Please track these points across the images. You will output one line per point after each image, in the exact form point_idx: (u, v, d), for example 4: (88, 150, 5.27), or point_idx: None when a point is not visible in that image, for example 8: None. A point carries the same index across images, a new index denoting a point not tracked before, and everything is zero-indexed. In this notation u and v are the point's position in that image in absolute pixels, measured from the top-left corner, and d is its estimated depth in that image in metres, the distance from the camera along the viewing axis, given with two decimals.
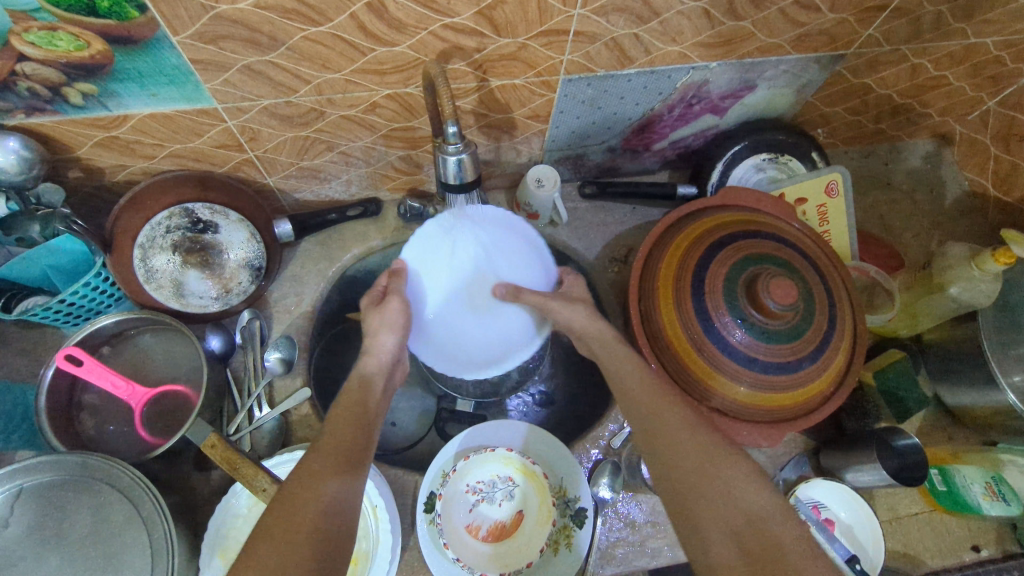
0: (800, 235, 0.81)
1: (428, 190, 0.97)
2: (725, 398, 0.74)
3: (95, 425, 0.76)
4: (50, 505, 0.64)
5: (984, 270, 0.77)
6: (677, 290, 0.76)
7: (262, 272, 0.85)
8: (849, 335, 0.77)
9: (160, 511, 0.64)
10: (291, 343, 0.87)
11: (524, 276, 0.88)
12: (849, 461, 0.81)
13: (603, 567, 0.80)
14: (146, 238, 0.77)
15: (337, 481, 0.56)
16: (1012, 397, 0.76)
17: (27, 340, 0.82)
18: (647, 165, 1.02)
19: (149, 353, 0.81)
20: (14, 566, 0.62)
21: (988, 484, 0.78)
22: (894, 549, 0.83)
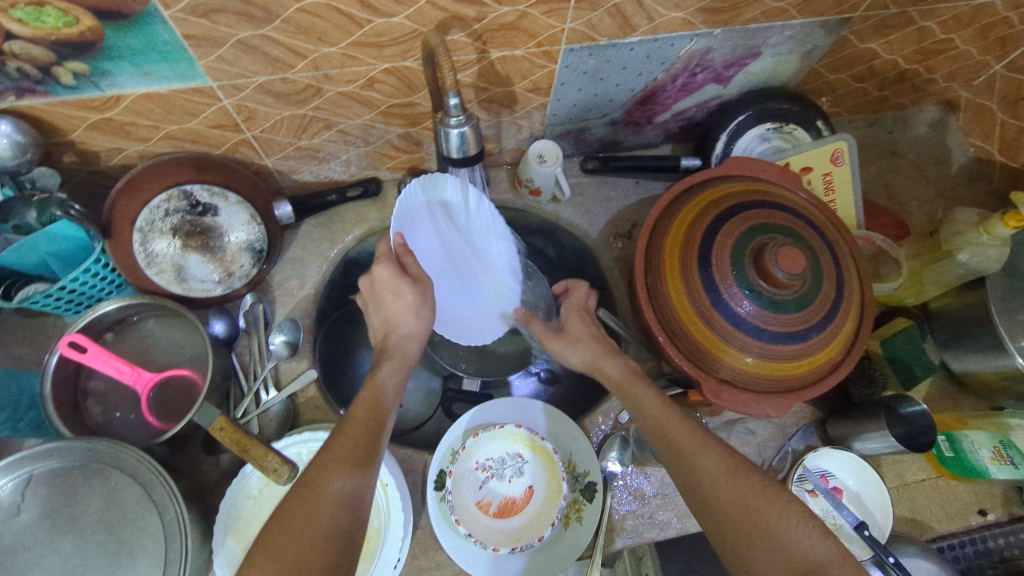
0: (807, 205, 0.80)
1: (428, 168, 0.96)
2: (733, 368, 0.74)
3: (102, 411, 0.76)
4: (60, 491, 0.64)
5: (993, 234, 0.77)
6: (684, 262, 0.75)
7: (263, 255, 0.84)
8: (857, 303, 0.77)
9: (172, 495, 0.64)
10: (296, 326, 0.87)
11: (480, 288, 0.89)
12: (856, 429, 0.81)
13: (613, 539, 0.81)
14: (145, 222, 0.76)
15: (344, 479, 0.57)
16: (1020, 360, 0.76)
17: (29, 328, 0.82)
18: (650, 139, 1.00)
19: (152, 339, 0.80)
20: (26, 552, 0.62)
21: (996, 449, 0.78)
22: (902, 515, 0.83)
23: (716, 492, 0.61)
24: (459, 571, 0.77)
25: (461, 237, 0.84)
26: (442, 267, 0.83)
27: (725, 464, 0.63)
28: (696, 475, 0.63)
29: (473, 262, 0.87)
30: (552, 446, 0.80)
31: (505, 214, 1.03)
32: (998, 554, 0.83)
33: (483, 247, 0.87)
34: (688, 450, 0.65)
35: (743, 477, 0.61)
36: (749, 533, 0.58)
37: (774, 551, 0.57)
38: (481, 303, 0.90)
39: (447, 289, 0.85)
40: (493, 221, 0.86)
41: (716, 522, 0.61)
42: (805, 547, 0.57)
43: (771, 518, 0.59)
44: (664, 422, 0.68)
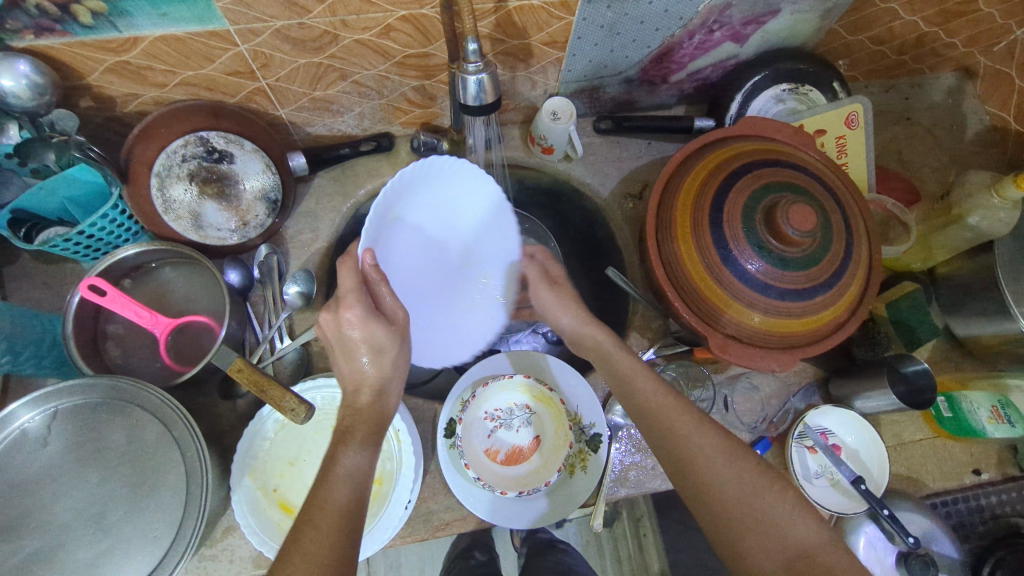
0: (819, 165, 0.81)
1: (441, 124, 0.96)
2: (740, 324, 0.75)
3: (121, 354, 0.78)
4: (85, 426, 0.66)
5: (1004, 197, 0.77)
6: (695, 220, 0.76)
7: (278, 206, 0.84)
8: (865, 263, 0.77)
9: (193, 432, 0.66)
10: (310, 277, 0.88)
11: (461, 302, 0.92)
12: (858, 388, 0.83)
13: (616, 488, 0.83)
14: (163, 166, 0.77)
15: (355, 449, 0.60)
16: None
17: (48, 273, 0.83)
18: (663, 99, 1.00)
19: (169, 285, 0.82)
20: (55, 481, 0.64)
21: (993, 408, 0.80)
22: (898, 472, 0.86)
23: (711, 475, 0.63)
24: (467, 515, 0.80)
25: (427, 225, 0.83)
26: (424, 267, 0.87)
27: (724, 444, 0.64)
28: (691, 455, 0.64)
29: (445, 250, 0.88)
30: (561, 397, 0.84)
31: (517, 173, 1.03)
32: (989, 510, 0.85)
33: (455, 230, 0.86)
34: (681, 430, 0.66)
35: (741, 463, 0.63)
36: (744, 516, 0.60)
37: (762, 533, 0.59)
38: (463, 305, 0.92)
39: (419, 288, 0.87)
40: (464, 205, 0.84)
41: (710, 503, 0.62)
42: (800, 532, 0.59)
43: (768, 503, 0.61)
44: (663, 406, 0.68)
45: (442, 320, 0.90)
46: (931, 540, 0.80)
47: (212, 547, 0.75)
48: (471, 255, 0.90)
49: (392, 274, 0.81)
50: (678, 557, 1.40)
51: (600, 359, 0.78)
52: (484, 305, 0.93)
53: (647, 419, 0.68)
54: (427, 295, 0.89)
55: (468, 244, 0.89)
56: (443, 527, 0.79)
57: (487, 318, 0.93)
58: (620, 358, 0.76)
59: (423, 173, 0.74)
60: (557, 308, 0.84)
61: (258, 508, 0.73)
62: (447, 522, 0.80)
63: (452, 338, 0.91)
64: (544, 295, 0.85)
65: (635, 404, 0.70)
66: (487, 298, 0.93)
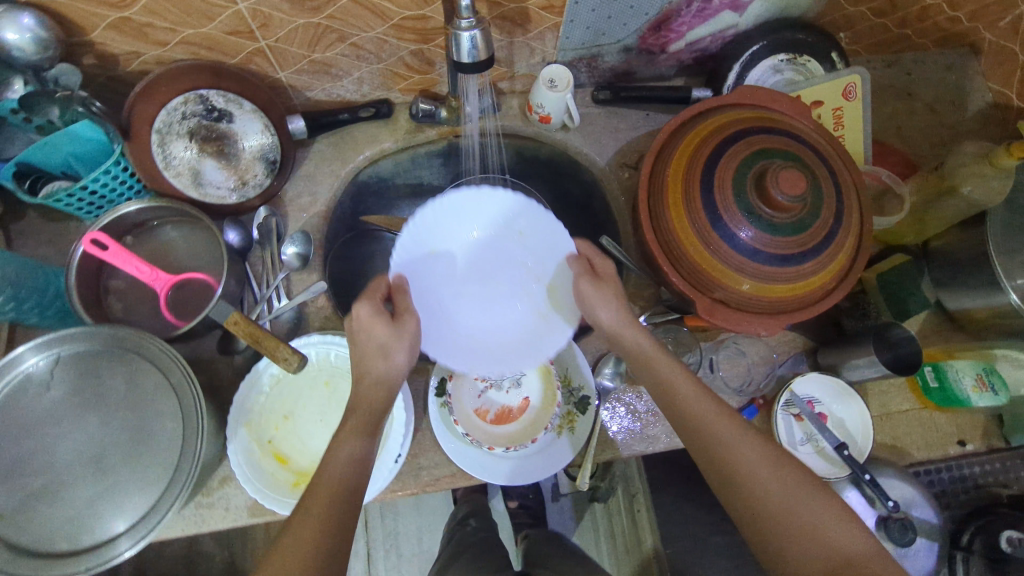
0: (812, 132, 0.81)
1: (440, 91, 0.96)
2: (729, 290, 0.76)
3: (123, 308, 0.80)
4: (87, 372, 0.68)
5: (998, 166, 0.77)
6: (687, 185, 0.77)
7: (277, 167, 0.86)
8: (855, 231, 0.78)
9: (189, 378, 0.69)
10: (307, 239, 0.89)
11: (522, 315, 0.88)
12: (845, 356, 0.84)
13: (604, 450, 0.85)
14: (163, 123, 0.78)
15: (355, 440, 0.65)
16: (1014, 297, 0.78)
17: (52, 230, 0.86)
18: (662, 71, 1.00)
19: (170, 243, 0.84)
20: (57, 424, 0.67)
21: (978, 376, 0.81)
22: (882, 441, 0.87)
23: (752, 483, 0.65)
24: (456, 472, 0.82)
25: (467, 247, 0.88)
26: (480, 288, 0.89)
27: (764, 452, 0.67)
28: (734, 462, 0.67)
29: (504, 271, 0.89)
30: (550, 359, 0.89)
31: (515, 143, 1.04)
32: (972, 480, 0.87)
33: (507, 249, 0.89)
34: (724, 438, 0.68)
35: (784, 470, 0.65)
36: (785, 522, 0.63)
37: (808, 543, 0.62)
38: (533, 321, 0.87)
39: (483, 312, 0.88)
40: (494, 217, 0.87)
41: (755, 510, 0.64)
42: (844, 541, 0.61)
43: (811, 512, 0.63)
44: (702, 411, 0.70)
45: (510, 338, 0.87)
46: (910, 505, 0.81)
47: (208, 496, 0.78)
48: (521, 266, 0.89)
49: (444, 298, 0.87)
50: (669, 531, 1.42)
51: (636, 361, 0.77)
52: (552, 315, 0.86)
53: (689, 427, 0.70)
54: (493, 318, 0.88)
55: (524, 258, 0.89)
56: (432, 483, 0.81)
57: (557, 326, 0.85)
58: (660, 362, 0.74)
59: (447, 207, 0.84)
60: (595, 301, 0.78)
61: (251, 458, 0.75)
62: (437, 478, 0.82)
63: (516, 355, 0.85)
64: (584, 288, 0.79)
65: (672, 408, 0.72)
66: (555, 307, 0.87)
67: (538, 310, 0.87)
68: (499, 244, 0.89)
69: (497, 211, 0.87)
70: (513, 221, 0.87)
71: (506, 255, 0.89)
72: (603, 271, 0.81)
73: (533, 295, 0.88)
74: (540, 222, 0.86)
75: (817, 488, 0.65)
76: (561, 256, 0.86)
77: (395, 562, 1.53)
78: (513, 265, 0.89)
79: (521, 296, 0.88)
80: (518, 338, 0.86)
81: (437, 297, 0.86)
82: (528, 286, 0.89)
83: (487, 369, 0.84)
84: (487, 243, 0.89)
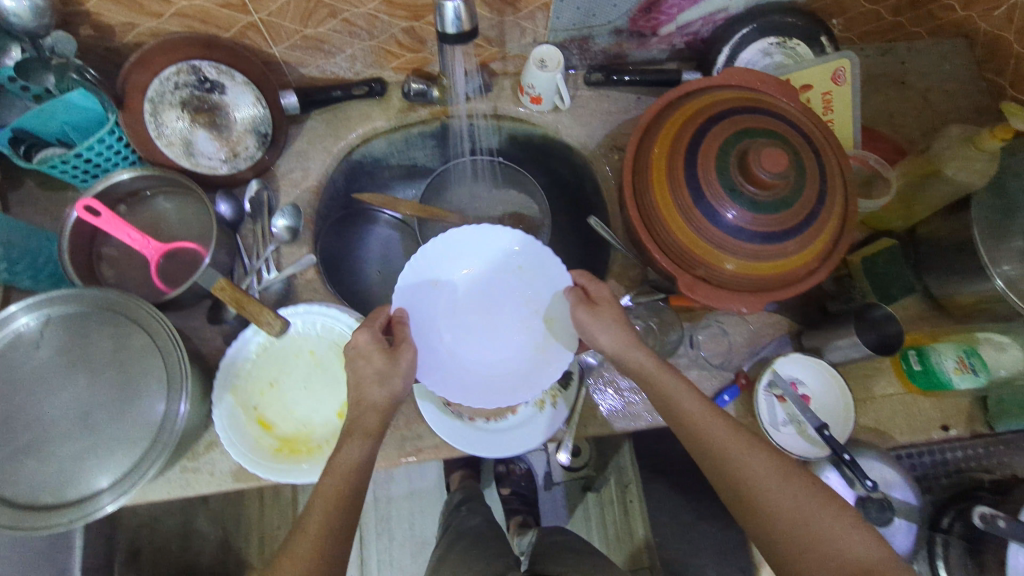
0: (797, 113, 0.81)
1: (432, 71, 0.97)
2: (710, 266, 0.77)
3: (115, 276, 0.82)
4: (77, 332, 0.70)
5: (982, 149, 0.77)
6: (670, 162, 0.78)
7: (268, 140, 0.87)
8: (839, 211, 0.78)
9: (174, 340, 0.70)
10: (297, 213, 0.89)
11: (521, 348, 0.90)
12: (828, 338, 0.85)
13: (585, 426, 0.87)
14: (156, 93, 0.80)
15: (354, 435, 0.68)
16: (999, 284, 0.77)
17: (49, 198, 0.87)
18: (654, 54, 1.00)
19: (163, 213, 0.85)
20: (47, 381, 0.69)
21: (960, 358, 0.82)
22: (866, 424, 0.88)
23: (766, 498, 0.68)
24: (440, 444, 0.84)
25: (469, 283, 0.92)
26: (481, 322, 0.91)
27: (773, 467, 0.69)
28: (744, 478, 0.69)
29: (505, 305, 0.92)
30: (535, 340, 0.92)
31: (508, 126, 1.05)
32: (953, 464, 0.88)
33: (508, 284, 0.92)
34: (734, 453, 0.70)
35: (792, 481, 0.68)
36: (797, 533, 0.65)
37: (823, 554, 0.63)
38: (532, 354, 0.89)
39: (483, 345, 0.90)
40: (495, 254, 0.91)
41: (767, 523, 0.67)
42: (857, 549, 0.63)
43: (820, 521, 0.65)
44: (710, 427, 0.72)
45: (509, 370, 0.88)
46: (889, 486, 0.82)
47: (194, 460, 0.80)
48: (522, 301, 0.91)
49: (445, 330, 0.89)
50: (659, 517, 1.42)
51: (638, 379, 0.78)
52: (550, 347, 0.88)
53: (696, 442, 0.73)
54: (493, 352, 0.90)
55: (524, 292, 0.91)
56: (415, 453, 0.83)
57: (554, 357, 0.86)
58: (664, 379, 0.76)
59: (451, 243, 0.89)
60: (593, 325, 0.79)
61: (236, 423, 0.77)
62: (420, 449, 0.83)
63: (514, 387, 0.85)
64: (580, 314, 0.80)
65: (678, 424, 0.74)
66: (552, 338, 0.88)
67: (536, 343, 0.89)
68: (500, 279, 0.92)
69: (497, 248, 0.90)
70: (514, 257, 0.91)
71: (506, 290, 0.92)
72: (597, 293, 0.82)
73: (532, 328, 0.90)
74: (539, 257, 0.89)
75: (821, 495, 0.67)
76: (558, 287, 0.88)
77: (387, 544, 1.54)
78: (514, 300, 0.92)
79: (521, 329, 0.90)
80: (516, 370, 0.88)
81: (437, 329, 0.89)
82: (528, 319, 0.91)
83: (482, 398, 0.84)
84: (488, 279, 0.92)
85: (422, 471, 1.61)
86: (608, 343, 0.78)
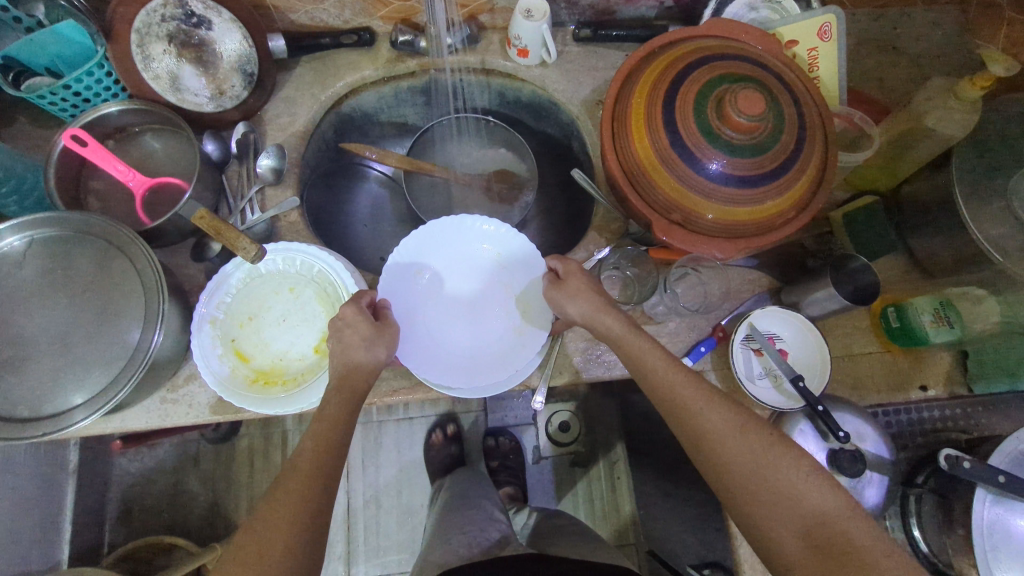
0: (780, 64, 0.81)
1: (421, 22, 0.97)
2: (685, 211, 0.78)
3: (101, 208, 0.84)
4: (58, 254, 0.72)
5: (963, 99, 0.78)
6: (649, 105, 0.78)
7: (254, 80, 0.89)
8: (818, 159, 0.78)
9: (152, 264, 0.70)
10: (281, 154, 0.90)
11: (498, 336, 0.88)
12: (805, 292, 0.85)
13: (558, 373, 0.88)
14: (142, 25, 0.80)
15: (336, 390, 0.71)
16: (984, 246, 0.74)
17: (40, 133, 0.89)
18: (643, 11, 1.00)
19: (150, 149, 0.87)
20: (31, 299, 0.71)
21: (936, 313, 0.82)
22: (843, 381, 0.87)
23: (723, 452, 0.67)
24: (415, 385, 0.86)
25: (449, 270, 0.91)
26: (460, 310, 0.90)
27: (732, 419, 0.68)
28: (702, 433, 0.68)
29: (483, 293, 0.91)
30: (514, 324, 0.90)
31: (498, 84, 1.06)
32: (930, 424, 0.88)
33: (487, 270, 0.91)
34: (694, 407, 0.69)
35: (752, 431, 0.67)
36: (757, 483, 0.65)
37: (776, 505, 0.64)
38: (510, 340, 0.88)
39: (462, 332, 0.89)
40: (474, 241, 0.91)
41: (729, 472, 0.66)
42: (814, 503, 0.63)
43: (776, 473, 0.65)
44: (671, 383, 0.71)
45: (487, 356, 0.87)
46: (861, 439, 0.81)
47: (174, 392, 0.81)
48: (499, 289, 0.90)
49: (423, 317, 0.87)
50: (643, 488, 1.42)
51: (609, 341, 0.76)
52: (527, 330, 0.87)
53: (657, 394, 0.72)
54: (472, 341, 0.88)
55: (504, 279, 0.90)
56: (391, 393, 0.85)
57: (530, 342, 0.86)
58: (633, 342, 0.74)
59: (436, 231, 0.89)
60: (561, 299, 0.78)
61: (212, 353, 0.78)
62: (395, 389, 0.86)
63: (493, 369, 0.85)
64: (550, 294, 0.80)
65: (641, 380, 0.73)
66: (529, 323, 0.87)
67: (514, 330, 0.88)
68: (477, 267, 0.91)
69: (476, 234, 0.90)
70: (492, 243, 0.90)
71: (484, 278, 0.91)
72: (566, 271, 0.80)
73: (510, 315, 0.89)
74: (518, 244, 0.89)
75: (786, 440, 0.67)
76: (536, 273, 0.88)
77: (374, 510, 1.52)
78: (491, 288, 0.91)
79: (498, 317, 0.89)
80: (494, 356, 0.87)
81: (418, 315, 0.87)
82: (506, 307, 0.90)
83: (460, 381, 0.83)
84: (467, 267, 0.91)
85: (411, 440, 1.59)
86: (576, 311, 0.78)
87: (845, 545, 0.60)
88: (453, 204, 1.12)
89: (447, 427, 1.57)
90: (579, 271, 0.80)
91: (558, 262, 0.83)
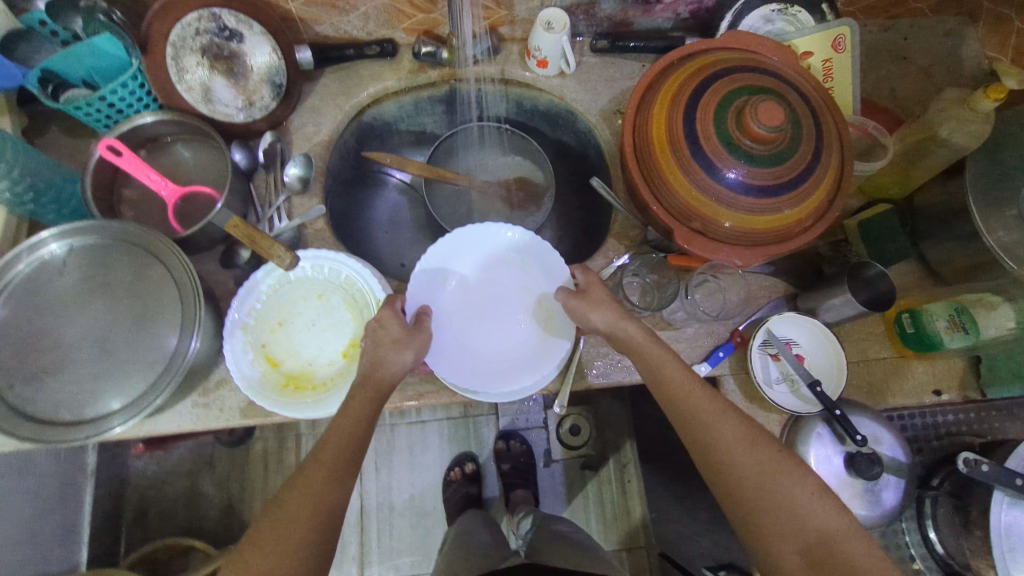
0: (797, 76, 0.82)
1: (441, 33, 0.99)
2: (705, 219, 0.80)
3: (134, 216, 0.86)
4: (98, 262, 0.74)
5: (976, 109, 0.79)
6: (670, 116, 0.79)
7: (282, 90, 0.91)
8: (834, 169, 0.79)
9: (189, 273, 0.72)
10: (308, 162, 0.92)
11: (521, 342, 0.90)
12: (822, 297, 0.86)
13: (581, 377, 0.89)
14: (178, 38, 0.83)
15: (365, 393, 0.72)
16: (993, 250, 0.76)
17: (72, 143, 0.91)
18: (659, 21, 1.02)
19: (181, 158, 0.89)
20: (71, 305, 0.73)
21: (951, 319, 0.84)
22: (860, 387, 0.89)
23: (732, 458, 0.69)
24: (439, 388, 0.87)
25: (474, 275, 0.93)
26: (484, 315, 0.92)
27: (745, 431, 0.71)
28: (716, 443, 0.70)
29: (506, 298, 0.93)
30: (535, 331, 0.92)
31: (515, 93, 1.09)
32: (945, 428, 0.91)
33: (510, 277, 0.93)
34: (708, 413, 0.71)
35: (760, 446, 0.69)
36: (774, 489, 0.67)
37: (788, 512, 0.66)
38: (532, 346, 0.89)
39: (486, 337, 0.91)
40: (498, 248, 0.93)
41: (749, 478, 0.68)
42: (821, 520, 0.65)
43: (791, 481, 0.67)
44: (687, 390, 0.73)
45: (510, 361, 0.89)
46: (878, 442, 0.83)
47: (205, 396, 0.82)
48: (522, 296, 0.93)
49: (450, 321, 0.90)
50: (655, 492, 1.43)
51: (629, 350, 0.78)
52: (549, 337, 0.89)
53: (674, 405, 0.73)
54: (495, 345, 0.90)
55: (526, 286, 0.93)
56: (416, 397, 0.86)
57: (552, 349, 0.87)
58: (653, 354, 0.75)
59: (462, 237, 0.91)
60: (585, 308, 0.80)
61: (242, 358, 0.80)
62: (421, 393, 0.87)
63: (515, 375, 0.86)
64: (572, 305, 0.81)
65: (659, 390, 0.74)
66: (551, 331, 0.89)
67: (536, 337, 0.90)
68: (501, 274, 0.93)
69: (500, 242, 0.92)
70: (516, 251, 0.92)
71: (508, 285, 0.93)
72: (587, 281, 0.82)
73: (532, 322, 0.91)
74: (541, 252, 0.91)
75: None
76: (558, 282, 0.90)
77: (387, 514, 1.54)
78: (514, 295, 0.93)
79: (521, 324, 0.91)
80: (517, 361, 0.88)
81: (444, 319, 0.89)
82: (528, 314, 0.92)
83: (485, 385, 0.84)
84: (491, 274, 0.93)
85: (424, 444, 1.60)
86: (598, 319, 0.79)
87: (844, 557, 0.62)
88: (472, 211, 1.14)
89: (466, 465, 1.56)
90: (598, 281, 0.83)
91: (580, 269, 0.84)
